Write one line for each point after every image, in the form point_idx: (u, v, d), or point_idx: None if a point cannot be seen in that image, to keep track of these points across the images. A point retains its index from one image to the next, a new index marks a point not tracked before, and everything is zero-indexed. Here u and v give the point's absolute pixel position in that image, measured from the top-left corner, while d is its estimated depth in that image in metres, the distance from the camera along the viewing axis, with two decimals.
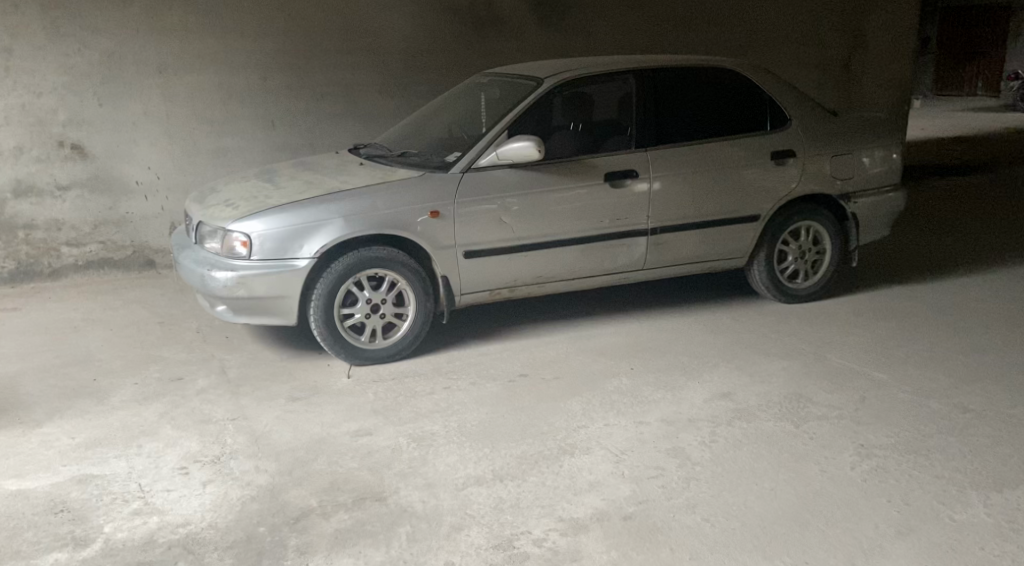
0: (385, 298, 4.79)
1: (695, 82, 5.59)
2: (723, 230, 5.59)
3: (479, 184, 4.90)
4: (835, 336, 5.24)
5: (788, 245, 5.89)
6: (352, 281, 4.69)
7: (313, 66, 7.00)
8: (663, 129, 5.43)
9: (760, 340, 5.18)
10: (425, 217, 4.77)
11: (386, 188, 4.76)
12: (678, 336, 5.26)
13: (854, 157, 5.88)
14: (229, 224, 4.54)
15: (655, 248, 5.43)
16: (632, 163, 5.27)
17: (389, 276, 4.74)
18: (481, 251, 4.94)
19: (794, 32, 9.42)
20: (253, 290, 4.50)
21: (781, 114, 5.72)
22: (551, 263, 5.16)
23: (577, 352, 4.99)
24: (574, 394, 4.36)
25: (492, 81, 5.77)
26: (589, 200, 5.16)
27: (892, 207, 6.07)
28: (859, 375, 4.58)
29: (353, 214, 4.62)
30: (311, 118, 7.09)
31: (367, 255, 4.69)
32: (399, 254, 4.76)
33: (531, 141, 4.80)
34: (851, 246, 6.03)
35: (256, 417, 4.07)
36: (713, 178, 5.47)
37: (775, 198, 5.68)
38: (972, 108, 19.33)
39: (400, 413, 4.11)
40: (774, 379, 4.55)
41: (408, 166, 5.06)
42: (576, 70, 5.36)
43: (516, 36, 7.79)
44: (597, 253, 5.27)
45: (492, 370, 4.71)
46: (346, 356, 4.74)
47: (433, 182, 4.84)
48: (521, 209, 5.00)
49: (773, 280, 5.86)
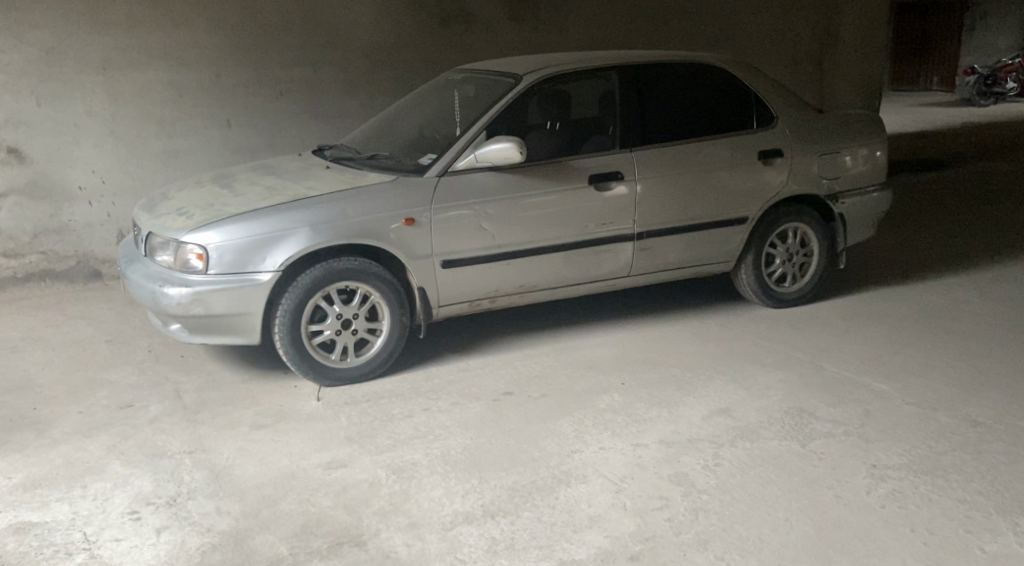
0: (358, 313, 4.44)
1: (678, 79, 5.32)
2: (710, 234, 5.34)
3: (456, 189, 4.57)
4: (830, 342, 5.02)
5: (776, 248, 5.66)
6: (321, 295, 4.33)
7: (272, 62, 6.60)
8: (647, 128, 5.15)
9: (753, 349, 4.93)
10: (399, 224, 4.44)
11: (356, 194, 4.41)
12: (668, 346, 4.98)
13: (841, 155, 5.67)
14: (183, 235, 4.15)
15: (640, 254, 5.16)
16: (616, 164, 4.99)
17: (361, 288, 4.40)
18: (460, 260, 4.61)
19: (766, 27, 9.25)
20: (211, 307, 4.12)
21: (767, 112, 5.49)
22: (533, 272, 4.86)
23: (563, 366, 4.69)
24: (563, 414, 4.06)
25: (465, 78, 5.44)
26: (572, 204, 4.87)
27: (880, 207, 5.88)
28: (861, 385, 4.34)
29: (321, 223, 4.26)
30: (270, 117, 6.69)
31: (337, 266, 4.33)
32: (372, 265, 4.41)
33: (512, 142, 4.49)
34: (839, 248, 5.83)
35: (217, 449, 3.70)
36: (700, 179, 5.22)
37: (763, 199, 5.45)
38: (932, 103, 19.48)
39: (376, 441, 3.77)
40: (772, 391, 4.30)
41: (378, 169, 4.71)
42: (555, 67, 5.06)
43: (484, 31, 7.47)
44: (582, 260, 4.98)
45: (474, 388, 4.39)
46: (315, 376, 4.38)
47: (407, 187, 4.50)
48: (501, 215, 4.68)
49: (761, 285, 5.62)
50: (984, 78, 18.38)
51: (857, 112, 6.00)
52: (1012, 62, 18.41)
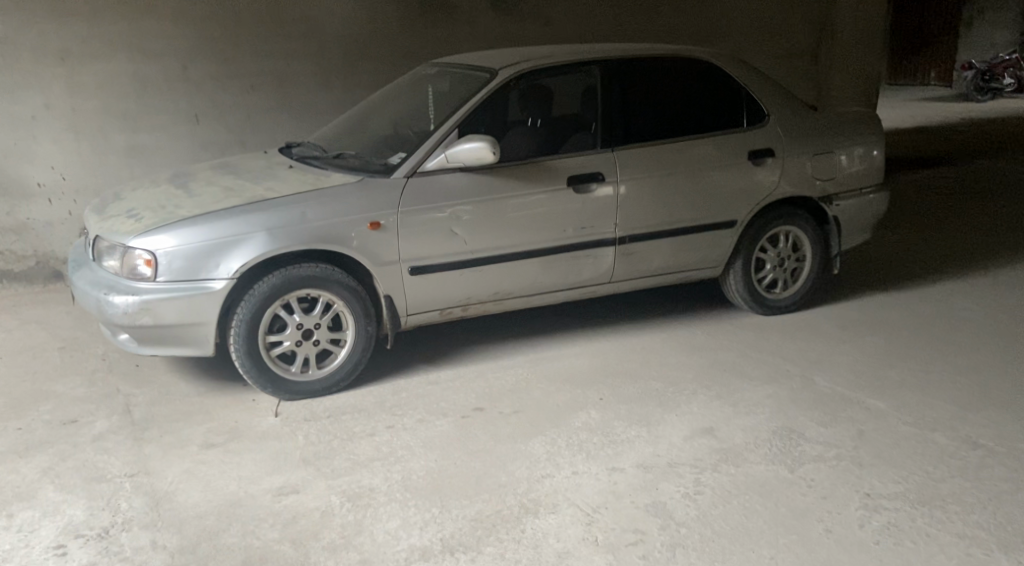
0: (320, 323, 4.17)
1: (664, 74, 5.05)
2: (697, 238, 5.08)
3: (426, 190, 4.31)
4: (822, 353, 4.76)
5: (766, 253, 5.40)
6: (280, 304, 4.07)
7: (242, 53, 6.32)
8: (631, 126, 4.89)
9: (741, 360, 4.67)
10: (364, 228, 4.17)
11: (318, 195, 4.14)
12: (651, 357, 4.72)
13: (835, 155, 5.41)
14: (130, 239, 3.88)
15: (623, 259, 4.90)
16: (598, 164, 4.72)
17: (323, 296, 4.14)
18: (430, 266, 4.35)
19: (760, 21, 8.98)
20: (160, 317, 3.85)
21: (758, 110, 5.23)
22: (508, 278, 4.59)
23: (539, 379, 4.42)
24: (536, 433, 3.81)
25: (440, 71, 5.16)
26: (550, 207, 4.60)
27: (875, 209, 5.62)
28: (854, 402, 4.09)
29: (279, 227, 3.99)
30: (241, 111, 6.41)
31: (297, 273, 4.07)
32: (335, 271, 4.15)
33: (485, 141, 4.22)
34: (833, 253, 5.57)
35: (160, 472, 3.44)
36: (686, 181, 4.95)
37: (754, 201, 5.19)
38: (927, 99, 19.25)
39: (333, 464, 3.51)
40: (759, 408, 4.04)
41: (344, 169, 4.44)
42: (534, 61, 4.78)
43: (465, 23, 7.19)
44: (560, 266, 4.72)
45: (444, 403, 4.12)
46: (275, 390, 4.12)
47: (373, 188, 4.23)
48: (475, 218, 4.41)
49: (750, 291, 5.37)
50: (981, 74, 18.13)
51: (853, 109, 5.73)
52: (1008, 58, 18.15)
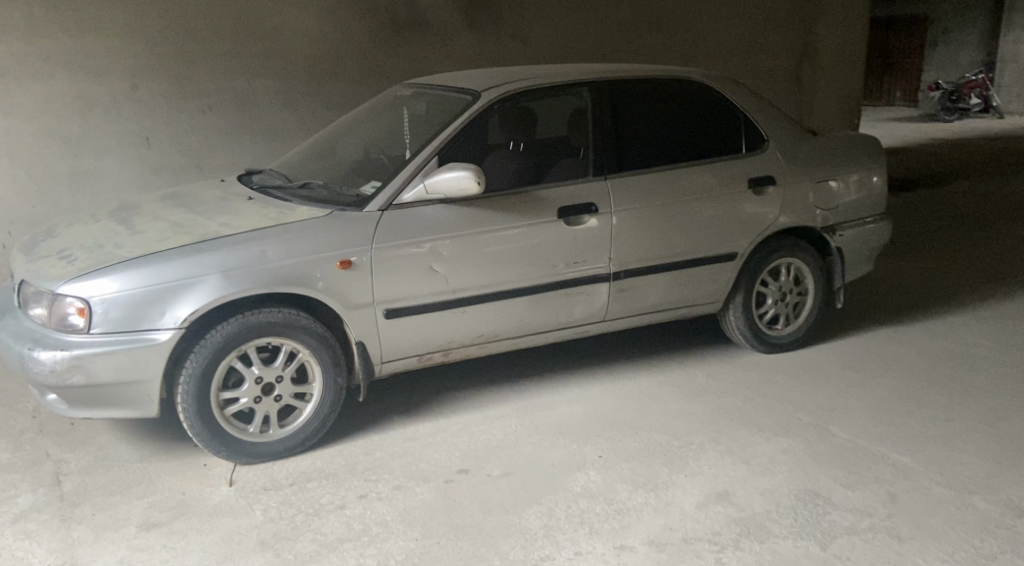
0: (282, 375, 3.68)
1: (657, 97, 4.66)
2: (696, 272, 4.69)
3: (402, 225, 3.86)
4: (835, 398, 4.37)
5: (767, 286, 5.03)
6: (236, 355, 3.57)
7: (196, 72, 5.99)
8: (624, 152, 4.48)
9: (748, 407, 4.27)
10: (332, 268, 3.70)
11: (281, 231, 3.66)
12: (650, 404, 4.30)
13: (838, 182, 5.06)
14: (61, 285, 3.39)
15: (617, 297, 4.49)
16: (590, 194, 4.31)
17: (286, 345, 3.66)
18: (407, 309, 3.89)
19: (739, 41, 8.79)
20: (94, 375, 3.35)
21: (758, 135, 4.86)
22: (493, 319, 4.15)
23: (529, 433, 3.98)
24: (531, 502, 3.35)
25: (415, 92, 4.72)
26: (539, 241, 4.17)
27: (879, 239, 5.28)
28: (877, 457, 3.71)
29: (235, 268, 3.51)
30: (195, 133, 6.05)
31: (255, 320, 3.58)
32: (299, 317, 3.67)
33: (468, 170, 3.79)
34: (836, 285, 5.21)
35: (91, 562, 2.95)
36: (684, 211, 4.56)
37: (755, 232, 4.81)
38: (897, 117, 19.26)
39: (296, 548, 3.03)
40: (778, 467, 3.62)
41: (310, 201, 3.97)
42: (519, 82, 4.37)
43: (437, 39, 6.92)
44: (550, 305, 4.29)
45: (423, 465, 3.66)
46: (230, 454, 3.62)
47: (343, 222, 3.77)
48: (456, 254, 3.97)
49: (752, 327, 4.98)
50: (949, 93, 18.12)
51: (851, 132, 5.39)
52: (975, 76, 18.15)
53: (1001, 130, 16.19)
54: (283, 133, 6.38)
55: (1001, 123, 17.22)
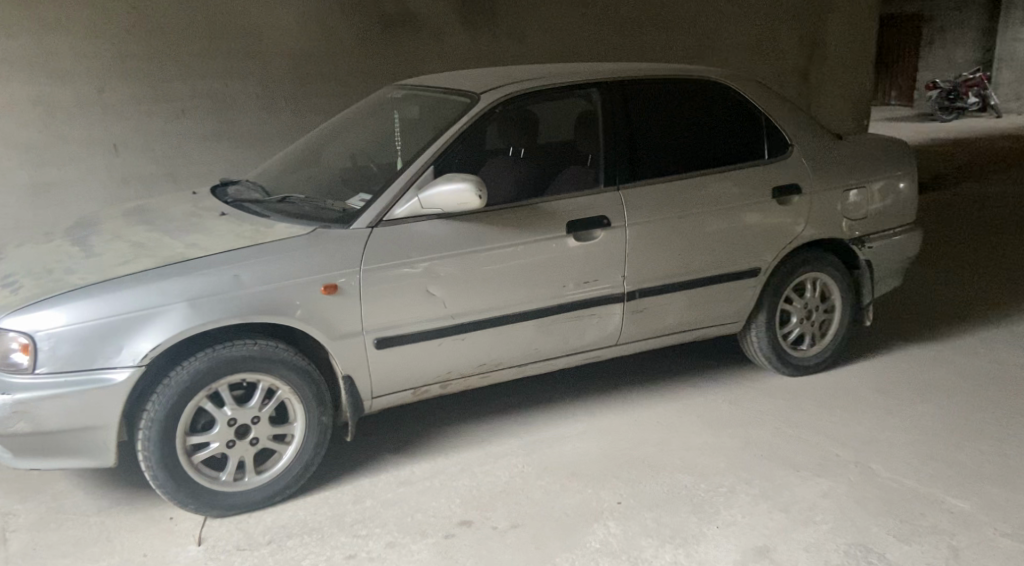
0: (259, 415, 3.24)
1: (673, 98, 4.26)
2: (716, 290, 4.27)
3: (393, 243, 3.43)
4: (873, 429, 3.98)
5: (792, 304, 4.62)
6: (205, 395, 3.13)
7: (170, 73, 5.62)
8: (639, 159, 4.06)
9: (778, 440, 3.87)
10: (315, 294, 3.27)
11: (255, 253, 3.23)
12: (671, 437, 3.90)
13: (869, 190, 4.66)
14: (3, 319, 2.95)
15: (631, 318, 4.07)
16: (602, 206, 3.89)
17: (263, 381, 3.23)
18: (399, 338, 3.47)
19: (746, 39, 8.50)
20: (39, 421, 2.92)
21: (782, 139, 4.46)
22: (496, 346, 3.74)
23: (539, 474, 3.57)
24: (545, 562, 2.96)
25: (407, 94, 4.29)
26: (546, 259, 3.75)
27: (910, 250, 4.88)
28: (930, 501, 3.34)
29: (202, 295, 3.07)
30: (170, 140, 5.70)
31: (227, 354, 3.14)
32: (277, 349, 3.24)
33: (468, 182, 3.37)
34: (865, 301, 4.82)
35: None
36: (704, 223, 4.15)
37: (780, 245, 4.40)
38: (895, 117, 18.98)
39: None
40: (819, 517, 3.23)
41: (291, 217, 3.54)
42: (521, 82, 3.95)
43: (429, 37, 6.58)
44: (559, 329, 3.88)
45: (421, 516, 3.24)
46: (199, 507, 3.18)
47: (327, 241, 3.34)
48: (455, 275, 3.55)
49: (776, 349, 4.58)
50: (947, 92, 17.77)
51: (878, 135, 4.99)
52: (973, 75, 17.85)
53: (1002, 129, 15.88)
54: (263, 138, 6.02)
55: (1002, 122, 16.94)
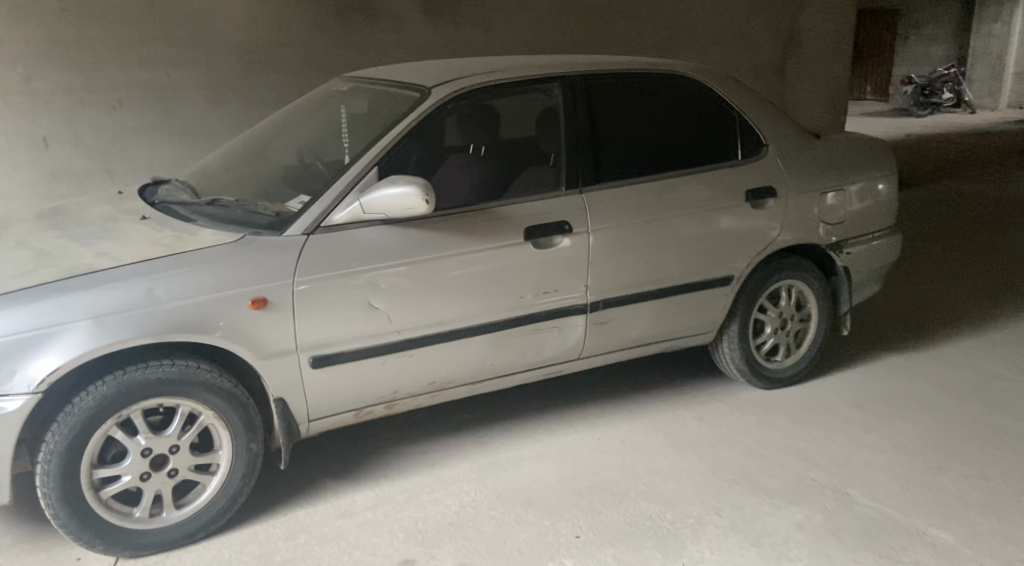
0: (178, 444, 2.93)
1: (641, 94, 3.97)
2: (686, 299, 4.00)
3: (331, 252, 3.11)
4: (852, 448, 3.73)
5: (767, 313, 4.36)
6: (114, 423, 2.81)
7: (105, 61, 5.28)
8: (603, 159, 3.77)
9: (749, 461, 3.62)
10: (241, 309, 2.95)
11: (173, 264, 2.90)
12: (635, 459, 3.63)
13: (848, 192, 4.40)
14: None
15: (595, 331, 3.79)
16: (563, 210, 3.59)
17: (181, 406, 2.91)
18: (338, 356, 3.17)
19: (722, 31, 8.26)
20: None
21: (756, 138, 4.19)
22: (446, 362, 3.44)
23: (491, 502, 3.28)
24: None
25: (355, 88, 3.97)
26: (502, 268, 3.45)
27: (889, 256, 4.64)
28: (912, 534, 3.09)
29: (109, 311, 2.74)
30: (105, 133, 5.37)
31: (140, 377, 2.81)
32: (199, 371, 2.92)
33: (414, 184, 3.05)
34: (842, 310, 4.57)
35: None
36: (673, 228, 3.87)
37: (754, 251, 4.14)
38: (871, 112, 18.88)
39: None
40: (792, 553, 2.98)
41: (218, 222, 3.21)
42: (477, 75, 3.63)
43: (387, 26, 6.26)
44: (515, 344, 3.59)
45: (358, 556, 2.93)
46: (108, 547, 2.88)
47: (256, 250, 3.02)
48: (400, 287, 3.25)
49: (749, 361, 4.33)
50: (922, 87, 17.68)
51: (857, 134, 4.72)
52: (948, 71, 17.75)
53: (976, 126, 15.80)
54: (208, 132, 5.69)
55: (977, 118, 16.86)
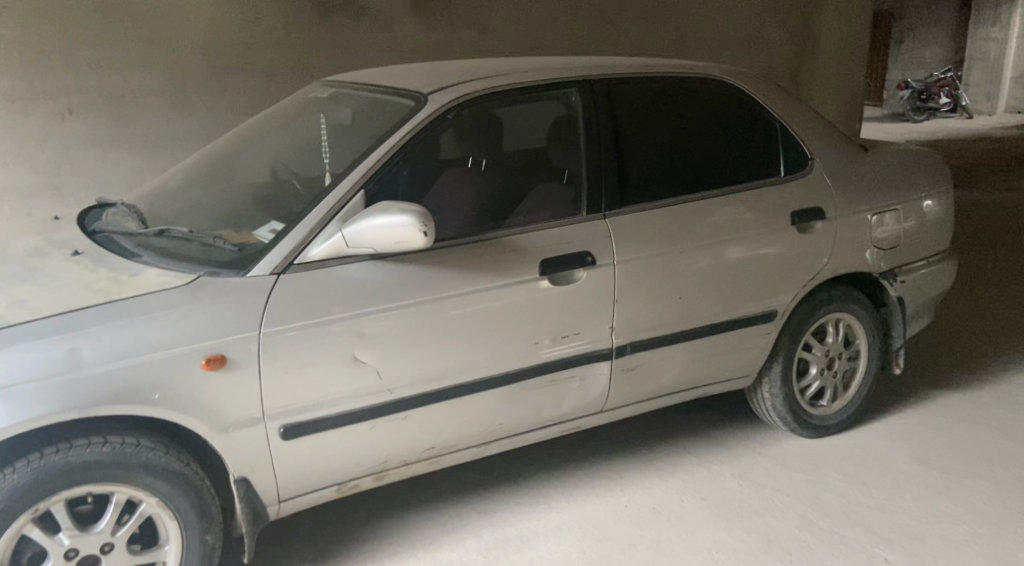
0: (113, 540, 2.34)
1: (670, 102, 3.40)
2: (723, 339, 3.44)
3: (308, 295, 2.52)
4: (925, 515, 3.17)
5: (812, 352, 3.81)
6: (29, 520, 2.22)
7: (52, 63, 4.70)
8: (630, 176, 3.20)
9: (807, 534, 3.05)
10: (193, 372, 2.37)
11: (106, 314, 2.31)
12: (672, 532, 3.05)
13: (902, 211, 3.85)
14: None
15: (621, 379, 3.22)
16: (585, 239, 3.01)
17: (116, 495, 2.32)
18: (315, 423, 2.58)
19: (734, 32, 7.74)
20: None
21: (801, 151, 3.63)
22: (447, 424, 2.85)
23: None
24: None
25: (337, 94, 3.37)
26: (513, 310, 2.87)
27: (944, 282, 4.09)
28: None
29: (21, 381, 2.16)
30: (53, 145, 4.79)
31: (61, 462, 2.22)
32: (139, 450, 2.32)
33: (410, 212, 2.47)
34: (894, 346, 4.02)
35: None
36: (710, 256, 3.30)
37: (800, 282, 3.58)
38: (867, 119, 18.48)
39: None
40: None
41: (166, 258, 2.61)
42: (482, 78, 3.06)
43: (369, 25, 5.73)
44: (529, 399, 3.01)
45: None
46: None
47: (213, 295, 2.42)
48: (391, 336, 2.66)
49: (792, 408, 3.77)
50: (918, 92, 17.31)
51: (907, 145, 4.18)
52: (944, 75, 17.36)
53: (976, 130, 15.38)
54: (171, 144, 5.14)
55: (975, 122, 16.49)
